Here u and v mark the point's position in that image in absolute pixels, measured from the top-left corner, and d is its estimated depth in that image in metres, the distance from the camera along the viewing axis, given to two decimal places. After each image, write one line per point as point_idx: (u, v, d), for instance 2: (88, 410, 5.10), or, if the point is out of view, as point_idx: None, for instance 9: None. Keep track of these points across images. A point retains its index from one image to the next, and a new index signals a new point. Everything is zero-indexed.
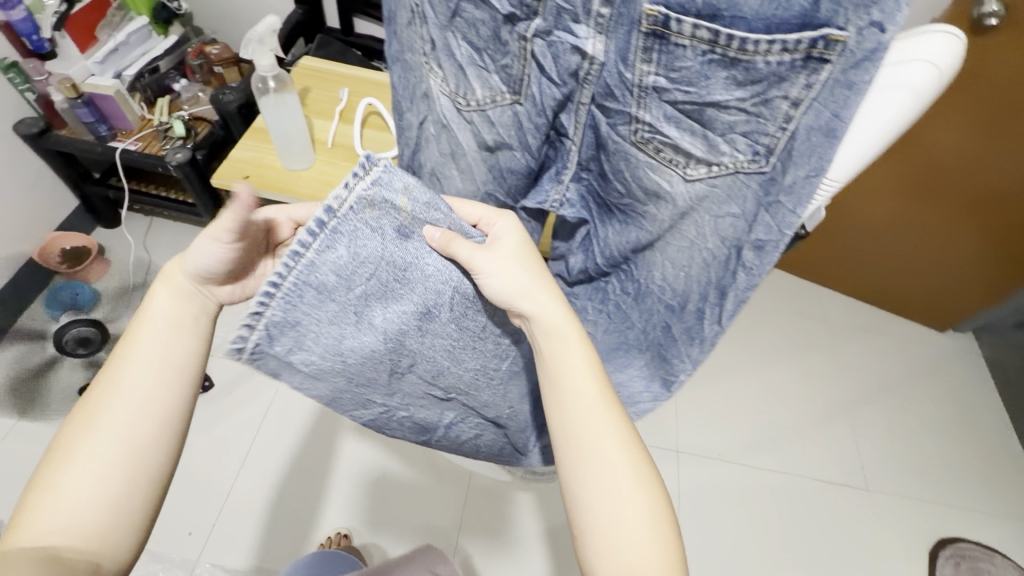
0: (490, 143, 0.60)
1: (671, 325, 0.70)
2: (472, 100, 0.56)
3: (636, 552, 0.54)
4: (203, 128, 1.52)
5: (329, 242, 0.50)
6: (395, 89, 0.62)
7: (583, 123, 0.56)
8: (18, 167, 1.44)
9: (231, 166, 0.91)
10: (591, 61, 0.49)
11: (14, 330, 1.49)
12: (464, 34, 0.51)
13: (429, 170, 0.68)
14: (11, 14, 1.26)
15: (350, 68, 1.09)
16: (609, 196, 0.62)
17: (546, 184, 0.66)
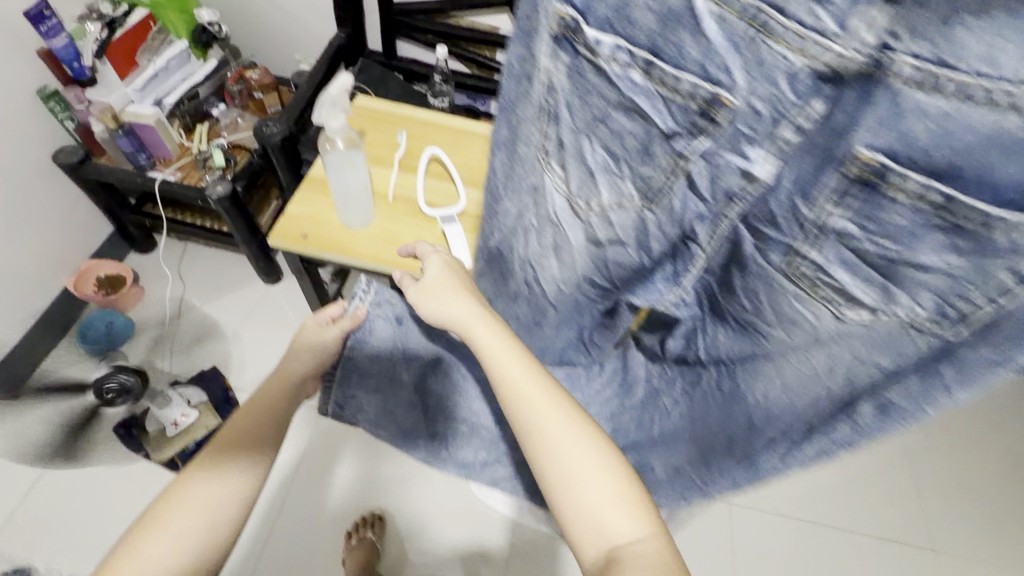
0: (602, 240, 0.53)
1: (733, 438, 0.62)
2: (595, 204, 0.49)
3: (609, 507, 0.53)
4: (242, 157, 1.48)
5: (360, 332, 0.92)
6: (496, 175, 0.56)
7: (720, 235, 0.47)
8: (56, 196, 1.41)
9: (289, 224, 0.85)
10: (761, 189, 0.42)
11: (51, 369, 1.43)
12: (603, 142, 0.44)
13: (522, 256, 0.63)
14: (53, 41, 1.22)
15: (405, 108, 1.03)
16: (730, 306, 0.53)
17: (659, 283, 0.56)
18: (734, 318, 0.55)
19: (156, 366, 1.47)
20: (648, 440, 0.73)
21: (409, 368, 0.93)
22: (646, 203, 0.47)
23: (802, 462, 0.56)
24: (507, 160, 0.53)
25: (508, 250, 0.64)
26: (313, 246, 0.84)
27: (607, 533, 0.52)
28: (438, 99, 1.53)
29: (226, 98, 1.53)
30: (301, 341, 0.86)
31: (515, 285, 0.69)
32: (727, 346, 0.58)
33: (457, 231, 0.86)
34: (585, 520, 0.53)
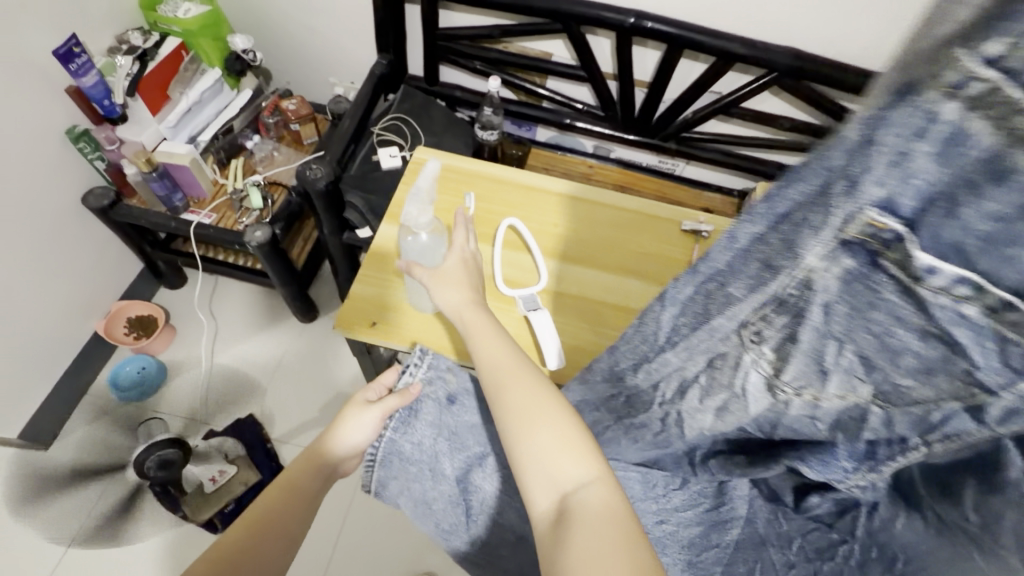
0: (790, 413, 0.39)
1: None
2: (803, 394, 0.36)
3: (559, 462, 0.50)
4: (279, 195, 1.39)
5: (406, 413, 0.70)
6: (646, 322, 0.45)
7: (965, 443, 0.34)
8: (86, 239, 1.33)
9: (353, 309, 0.77)
10: None
11: (91, 445, 1.33)
12: (855, 347, 0.32)
13: (652, 389, 0.49)
14: (82, 80, 1.13)
15: (470, 162, 0.93)
16: (942, 511, 0.38)
17: (844, 461, 0.41)
18: (933, 518, 0.40)
19: (191, 416, 1.39)
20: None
21: (454, 461, 0.69)
22: (881, 404, 0.34)
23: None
24: (692, 323, 0.40)
25: (642, 395, 0.49)
26: (382, 335, 0.75)
27: (557, 484, 0.49)
28: (487, 132, 1.38)
29: (260, 129, 1.44)
30: (342, 421, 0.71)
31: (639, 418, 0.52)
32: (909, 546, 0.43)
33: (543, 318, 0.76)
34: (540, 473, 0.50)
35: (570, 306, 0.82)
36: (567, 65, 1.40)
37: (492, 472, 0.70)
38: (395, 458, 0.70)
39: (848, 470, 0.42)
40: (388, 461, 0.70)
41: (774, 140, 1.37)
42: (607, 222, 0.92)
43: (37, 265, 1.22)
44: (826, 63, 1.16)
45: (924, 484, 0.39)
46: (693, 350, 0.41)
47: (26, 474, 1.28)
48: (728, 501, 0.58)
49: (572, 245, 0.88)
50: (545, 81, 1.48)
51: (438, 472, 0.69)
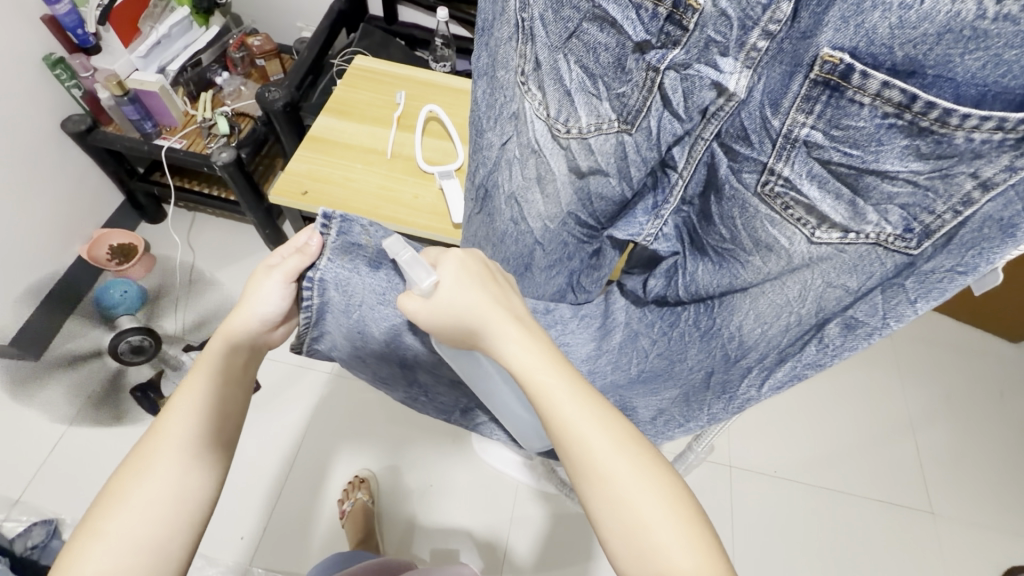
0: (584, 169, 0.49)
1: (713, 372, 0.56)
2: (574, 127, 0.46)
3: (666, 542, 0.48)
4: (246, 125, 1.49)
5: (322, 288, 0.66)
6: (477, 106, 0.52)
7: (696, 160, 0.44)
8: (68, 166, 1.44)
9: (290, 182, 0.86)
10: (732, 101, 0.38)
11: (73, 351, 1.45)
12: (579, 58, 0.41)
13: (508, 193, 0.57)
14: (55, 8, 1.22)
15: (401, 68, 1.03)
16: (711, 239, 0.48)
17: (639, 215, 0.51)
18: (712, 253, 0.49)
19: (170, 333, 1.51)
20: (626, 381, 0.66)
21: (380, 326, 0.72)
22: (626, 129, 0.43)
23: (774, 390, 0.51)
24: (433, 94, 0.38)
25: (491, 198, 0.60)
26: (312, 202, 0.86)
27: (657, 561, 0.48)
28: (440, 64, 1.51)
29: (229, 66, 1.54)
30: (250, 289, 0.65)
31: (502, 228, 0.62)
32: (698, 280, 0.52)
33: (454, 186, 0.86)
34: (643, 542, 0.48)
35: None
36: None
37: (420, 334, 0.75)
38: (328, 322, 0.70)
39: (646, 214, 0.50)
40: (320, 328, 0.71)
41: None
42: None
43: (21, 181, 1.32)
44: None
45: (699, 222, 0.48)
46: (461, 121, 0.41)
47: (19, 380, 1.39)
48: (612, 316, 0.69)
49: None
50: None
51: (368, 334, 0.73)
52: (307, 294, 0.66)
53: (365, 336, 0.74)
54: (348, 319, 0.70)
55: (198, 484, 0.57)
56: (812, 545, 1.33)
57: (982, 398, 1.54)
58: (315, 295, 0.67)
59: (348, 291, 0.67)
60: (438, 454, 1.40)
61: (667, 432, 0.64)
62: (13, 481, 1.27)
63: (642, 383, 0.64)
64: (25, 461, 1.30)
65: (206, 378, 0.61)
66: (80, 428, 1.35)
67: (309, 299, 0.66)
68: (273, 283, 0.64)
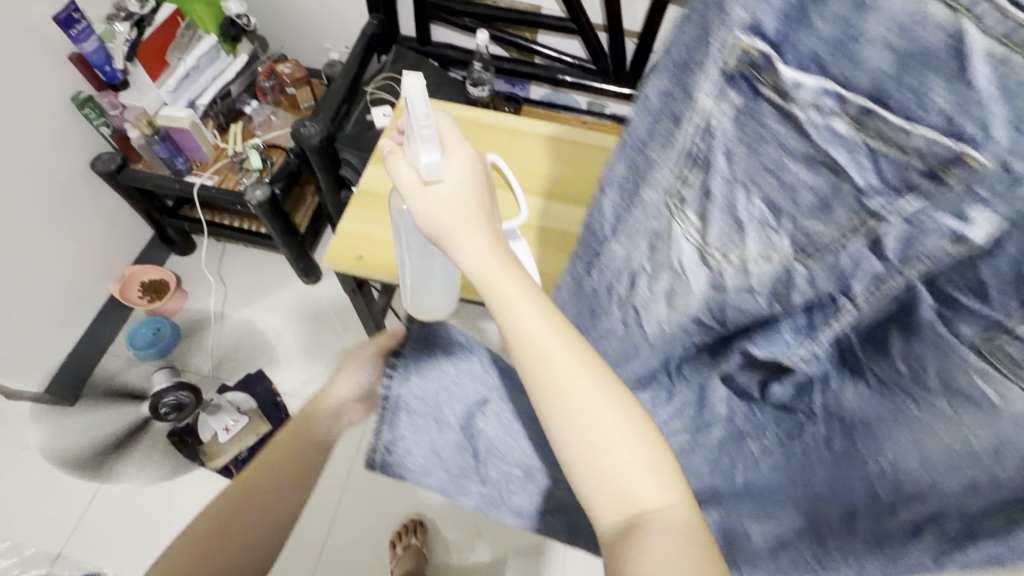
0: (729, 288, 0.46)
1: (856, 513, 0.45)
2: (733, 253, 0.44)
3: (635, 485, 0.44)
4: (277, 157, 1.43)
5: (403, 381, 0.70)
6: (604, 218, 0.53)
7: (885, 294, 0.38)
8: (98, 206, 1.40)
9: (342, 245, 0.80)
10: (975, 256, 0.32)
11: (108, 398, 1.41)
12: (764, 192, 0.40)
13: (630, 304, 0.55)
14: (83, 46, 1.17)
15: (452, 107, 0.96)
16: (879, 370, 0.41)
17: (786, 334, 0.46)
18: (875, 382, 0.42)
19: (203, 374, 1.47)
20: (730, 492, 0.56)
21: (456, 409, 0.70)
22: (802, 260, 0.41)
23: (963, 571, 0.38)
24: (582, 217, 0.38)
25: (604, 300, 0.58)
26: (368, 268, 0.79)
27: (631, 503, 0.43)
28: (479, 89, 1.43)
29: (258, 94, 1.48)
30: (345, 369, 0.80)
31: (608, 327, 0.59)
32: (856, 414, 0.45)
33: (522, 248, 0.79)
34: (612, 487, 0.44)
35: (551, 240, 0.84)
36: (557, 17, 1.42)
37: (494, 419, 0.70)
38: (404, 423, 0.69)
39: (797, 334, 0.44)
40: (394, 427, 0.69)
41: None
42: (590, 161, 0.93)
43: (51, 225, 1.28)
44: None
45: (861, 346, 0.42)
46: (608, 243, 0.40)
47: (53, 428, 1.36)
48: (709, 403, 0.58)
49: (559, 185, 0.90)
50: (538, 37, 1.50)
51: (444, 424, 0.70)
52: (388, 387, 0.70)
53: (436, 435, 0.69)
54: (425, 415, 0.70)
55: (273, 511, 0.67)
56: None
57: None
58: (394, 388, 0.70)
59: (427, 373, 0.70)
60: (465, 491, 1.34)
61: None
62: (55, 534, 1.25)
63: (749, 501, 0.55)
64: (64, 514, 1.27)
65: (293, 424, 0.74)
66: (116, 479, 1.31)
67: (389, 393, 0.69)
68: (364, 366, 0.79)
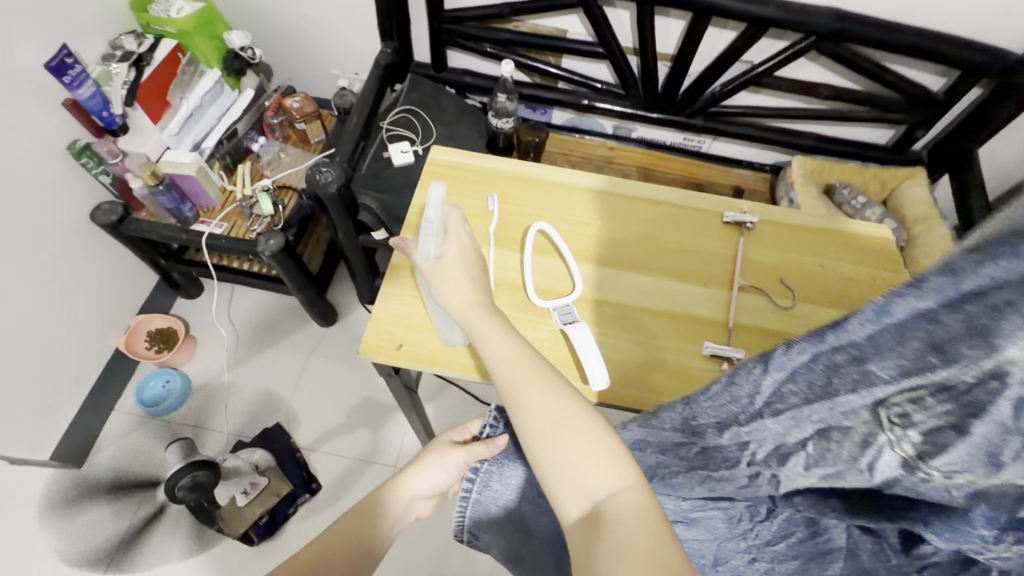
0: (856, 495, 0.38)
1: None
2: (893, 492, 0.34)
3: (590, 472, 0.48)
4: (290, 199, 1.33)
5: (484, 480, 0.68)
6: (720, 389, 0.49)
7: None
8: (100, 257, 1.31)
9: (377, 332, 0.71)
10: None
11: (117, 465, 1.32)
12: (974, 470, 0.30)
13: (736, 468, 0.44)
14: (78, 92, 1.09)
15: (487, 160, 0.87)
16: None
17: (980, 530, 0.34)
18: None
19: (215, 432, 1.38)
20: None
21: (541, 524, 0.66)
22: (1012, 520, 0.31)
23: None
24: (808, 393, 0.34)
25: (721, 459, 0.45)
26: (408, 359, 0.70)
27: (586, 491, 0.48)
28: (501, 119, 1.31)
29: (265, 130, 1.39)
30: (425, 460, 0.70)
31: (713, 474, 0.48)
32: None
33: (582, 331, 0.70)
34: (570, 477, 0.49)
35: (609, 316, 0.75)
36: (584, 42, 1.32)
37: None
38: (483, 518, 0.69)
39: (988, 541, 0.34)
40: (475, 522, 0.69)
41: (811, 111, 1.31)
42: (644, 219, 0.84)
43: (50, 283, 1.19)
44: (867, 22, 1.10)
45: None
46: (799, 421, 0.35)
47: (58, 497, 1.27)
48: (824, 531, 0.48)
49: (612, 249, 0.81)
50: (562, 61, 1.40)
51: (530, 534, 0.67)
52: (466, 485, 0.68)
53: (514, 535, 0.68)
54: (504, 517, 0.67)
55: None
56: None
57: None
58: (473, 488, 0.68)
59: (509, 485, 0.67)
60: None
61: None
62: None
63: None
64: None
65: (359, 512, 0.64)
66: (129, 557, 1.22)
67: (467, 491, 0.68)
68: (448, 459, 0.70)
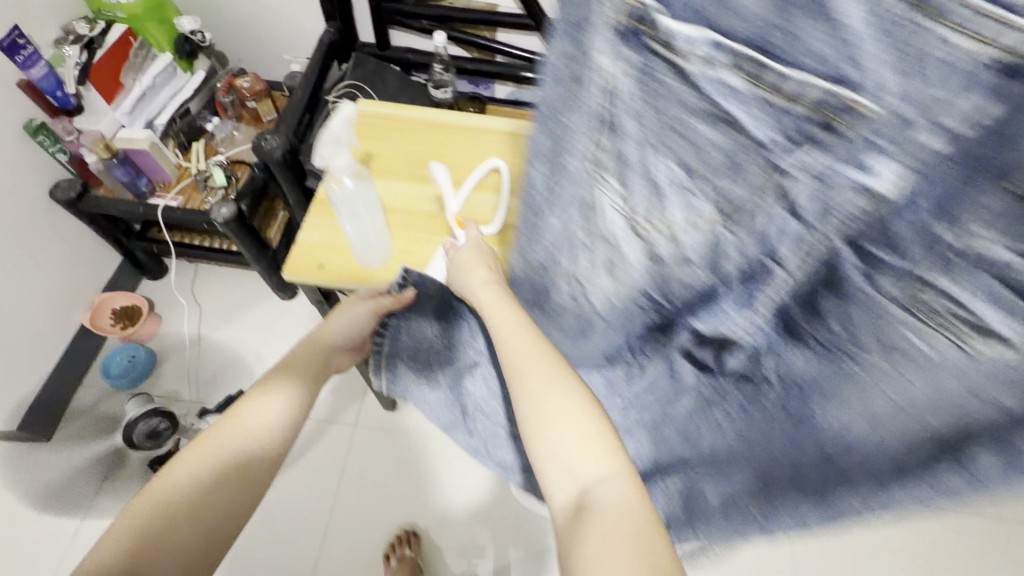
0: (661, 256, 0.44)
1: (812, 471, 0.48)
2: (657, 222, 0.41)
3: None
4: (243, 172, 1.40)
5: (395, 334, 0.72)
6: (534, 189, 0.47)
7: (812, 260, 0.37)
8: (60, 234, 1.37)
9: (302, 254, 0.79)
10: (885, 211, 0.31)
11: (85, 433, 1.38)
12: (677, 155, 0.36)
13: (567, 279, 0.54)
14: (31, 72, 1.15)
15: (410, 109, 0.95)
16: (815, 331, 0.41)
17: (728, 309, 0.45)
18: (820, 346, 0.42)
19: (181, 403, 1.44)
20: (699, 460, 0.58)
21: (445, 372, 0.71)
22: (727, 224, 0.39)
23: (889, 509, 0.44)
24: (548, 186, 0.46)
25: (550, 280, 0.56)
26: (331, 276, 0.78)
27: None
28: (441, 91, 1.41)
29: (218, 110, 1.45)
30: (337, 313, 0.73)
31: (558, 301, 0.58)
32: (802, 372, 0.45)
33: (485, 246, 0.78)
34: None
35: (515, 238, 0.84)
36: (514, 14, 1.41)
37: (483, 381, 0.70)
38: (398, 369, 0.72)
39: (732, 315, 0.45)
40: (392, 375, 0.73)
41: None
42: None
43: (13, 258, 1.25)
44: None
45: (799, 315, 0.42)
46: (558, 208, 0.47)
47: (29, 467, 1.32)
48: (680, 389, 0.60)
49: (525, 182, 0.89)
50: (496, 34, 1.49)
51: (433, 380, 0.71)
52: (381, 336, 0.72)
53: (428, 386, 0.72)
54: (416, 365, 0.72)
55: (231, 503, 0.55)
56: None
57: None
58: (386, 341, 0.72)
59: (418, 333, 0.71)
60: (449, 483, 1.34)
61: (745, 532, 0.55)
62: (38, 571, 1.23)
63: (710, 470, 0.57)
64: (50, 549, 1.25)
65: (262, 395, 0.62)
66: (100, 512, 1.29)
67: (380, 345, 0.72)
68: (359, 311, 0.73)
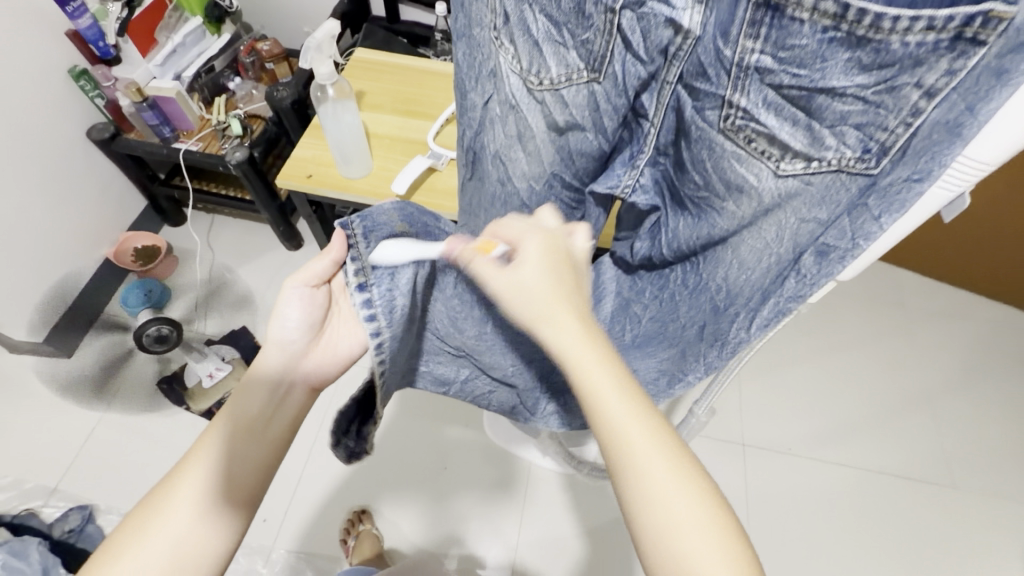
0: (561, 124, 0.59)
1: (705, 326, 0.67)
2: (546, 79, 0.55)
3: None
4: (258, 126, 1.54)
5: (386, 308, 0.60)
6: (460, 68, 0.65)
7: (665, 106, 0.52)
8: (93, 174, 1.53)
9: (296, 166, 0.95)
10: (686, 38, 0.46)
11: (102, 354, 1.52)
12: (543, 8, 0.51)
13: (494, 151, 0.69)
14: (79, 21, 1.32)
15: (403, 57, 1.07)
16: (685, 187, 0.56)
17: (618, 168, 0.60)
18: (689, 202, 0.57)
19: (192, 329, 1.58)
20: (621, 345, 0.79)
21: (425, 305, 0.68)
22: (593, 79, 0.53)
23: (761, 328, 0.61)
24: (467, 60, 0.63)
25: (486, 162, 0.71)
26: (316, 184, 0.94)
27: None
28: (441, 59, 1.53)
29: (240, 70, 1.58)
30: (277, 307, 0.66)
31: (491, 189, 0.74)
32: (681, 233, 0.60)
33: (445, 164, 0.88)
34: None
35: None
36: None
37: (443, 301, 0.73)
38: (386, 340, 0.62)
39: (618, 173, 0.60)
40: (382, 349, 0.63)
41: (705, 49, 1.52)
42: None
43: (51, 187, 1.41)
44: None
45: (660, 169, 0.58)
46: (482, 78, 0.63)
47: (52, 377, 1.47)
48: (600, 283, 0.78)
49: None
50: None
51: (411, 323, 0.68)
52: (370, 318, 0.60)
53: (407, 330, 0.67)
54: (405, 322, 0.65)
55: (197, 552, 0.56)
56: (827, 537, 1.33)
57: (1004, 367, 1.54)
58: (379, 321, 0.60)
59: (402, 286, 0.61)
60: (424, 416, 1.45)
61: (668, 390, 0.79)
62: (51, 470, 1.36)
63: (637, 348, 0.78)
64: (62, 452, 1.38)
65: (219, 440, 0.59)
66: (109, 423, 1.42)
67: (375, 327, 0.60)
68: (295, 294, 0.66)
